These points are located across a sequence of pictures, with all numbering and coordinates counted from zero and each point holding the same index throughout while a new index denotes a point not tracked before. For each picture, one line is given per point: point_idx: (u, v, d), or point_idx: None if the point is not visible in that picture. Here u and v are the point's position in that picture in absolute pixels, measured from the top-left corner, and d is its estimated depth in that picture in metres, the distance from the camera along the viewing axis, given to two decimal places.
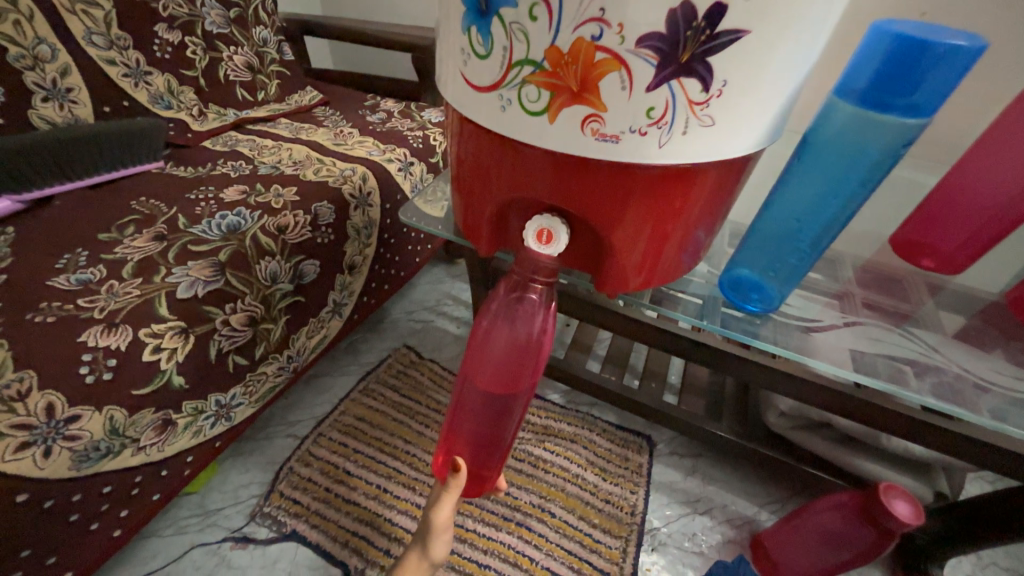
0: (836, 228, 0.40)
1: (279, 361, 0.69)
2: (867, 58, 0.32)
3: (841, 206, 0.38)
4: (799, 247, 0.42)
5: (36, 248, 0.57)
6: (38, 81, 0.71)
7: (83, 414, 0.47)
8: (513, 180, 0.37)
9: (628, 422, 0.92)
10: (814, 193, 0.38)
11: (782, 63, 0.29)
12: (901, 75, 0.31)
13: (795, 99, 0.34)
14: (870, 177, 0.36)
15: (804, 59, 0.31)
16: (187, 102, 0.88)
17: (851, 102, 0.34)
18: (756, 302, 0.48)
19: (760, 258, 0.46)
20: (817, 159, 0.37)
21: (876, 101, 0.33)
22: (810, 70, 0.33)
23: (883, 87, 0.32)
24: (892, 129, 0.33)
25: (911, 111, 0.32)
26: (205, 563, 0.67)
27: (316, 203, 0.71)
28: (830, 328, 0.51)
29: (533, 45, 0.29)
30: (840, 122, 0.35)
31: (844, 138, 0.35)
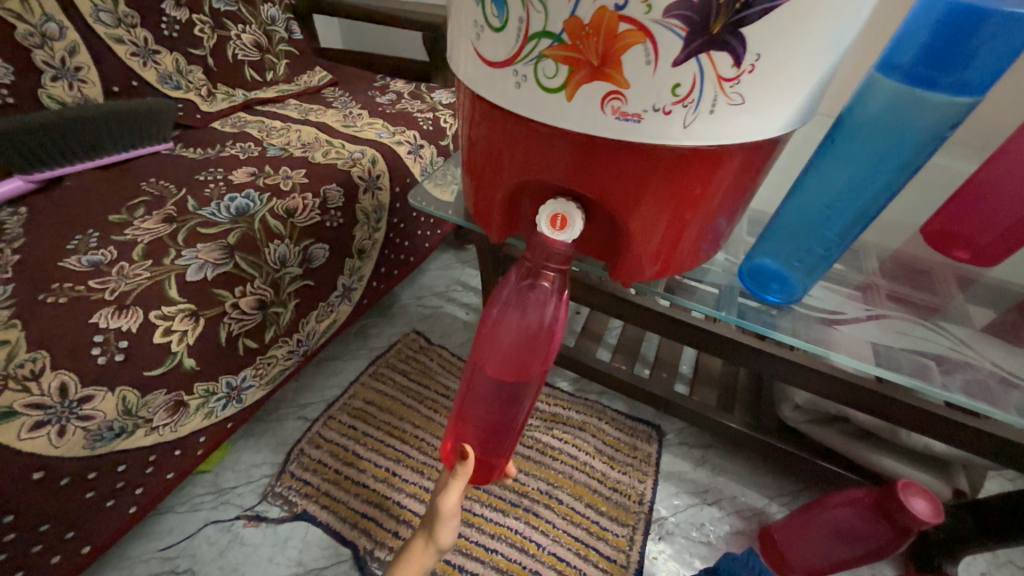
0: (869, 217, 0.38)
1: (289, 345, 0.69)
2: (915, 30, 0.30)
3: (876, 193, 0.36)
4: (827, 237, 0.40)
5: (48, 228, 0.57)
6: (47, 60, 0.70)
7: (95, 394, 0.47)
8: (527, 163, 0.35)
9: (637, 411, 0.91)
10: (846, 179, 0.36)
11: (820, 36, 0.27)
12: (954, 49, 0.29)
13: (831, 76, 0.32)
14: (909, 163, 0.34)
15: (844, 32, 0.28)
16: (195, 82, 0.87)
17: (895, 79, 0.31)
18: (777, 292, 0.46)
19: (783, 248, 0.44)
20: (853, 142, 0.35)
21: (921, 78, 0.30)
22: (850, 44, 0.30)
23: (931, 61, 0.30)
24: (938, 110, 0.31)
25: (960, 90, 0.30)
26: (219, 540, 0.69)
27: (324, 186, 0.70)
28: (853, 321, 0.50)
29: (551, 16, 0.27)
30: (880, 100, 0.32)
31: (883, 119, 0.33)
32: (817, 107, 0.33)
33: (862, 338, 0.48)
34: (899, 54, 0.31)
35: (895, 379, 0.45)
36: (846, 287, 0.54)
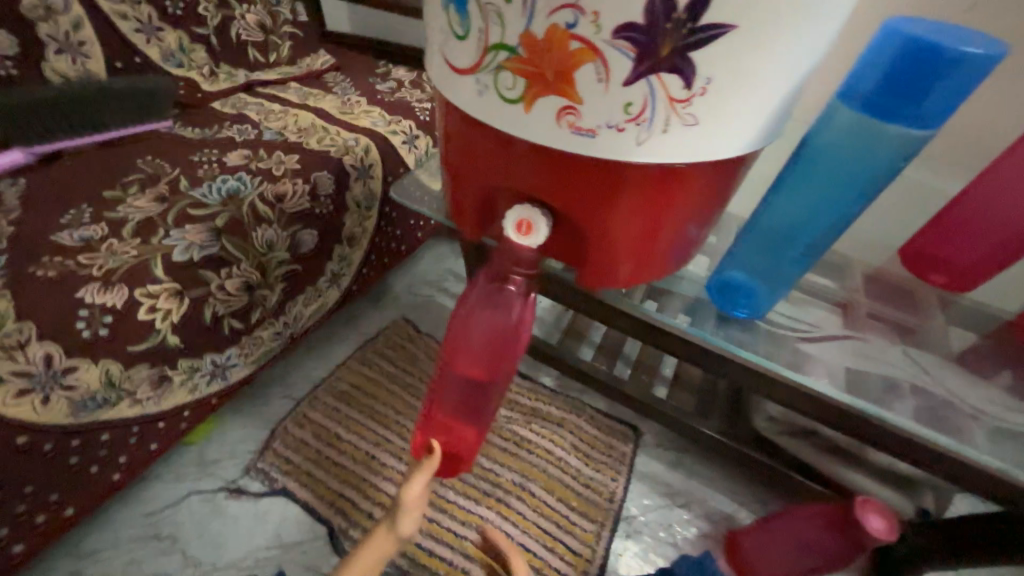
0: (827, 240, 0.38)
1: (274, 327, 0.71)
2: (876, 59, 0.30)
3: (836, 218, 0.36)
4: (788, 255, 0.41)
5: (45, 201, 0.58)
6: (52, 33, 0.72)
7: (78, 367, 0.49)
8: (500, 170, 0.36)
9: (616, 410, 0.92)
10: (807, 202, 0.36)
11: (772, 63, 0.27)
12: (912, 82, 0.29)
13: (790, 99, 0.32)
14: (866, 190, 0.34)
15: (799, 58, 0.28)
16: (198, 61, 0.88)
17: (855, 107, 0.31)
18: (744, 308, 0.47)
19: (748, 266, 0.44)
20: (813, 166, 0.35)
21: (880, 108, 0.30)
22: (808, 69, 0.30)
23: (888, 93, 0.30)
24: (894, 141, 0.31)
25: (917, 122, 0.30)
26: (201, 510, 0.71)
27: (315, 173, 0.71)
28: (818, 339, 0.50)
29: (507, 30, 0.27)
30: (840, 128, 0.32)
31: (843, 146, 0.33)
32: (778, 129, 0.34)
33: (823, 357, 0.49)
34: (860, 82, 0.31)
35: (854, 405, 0.44)
36: (817, 305, 0.54)
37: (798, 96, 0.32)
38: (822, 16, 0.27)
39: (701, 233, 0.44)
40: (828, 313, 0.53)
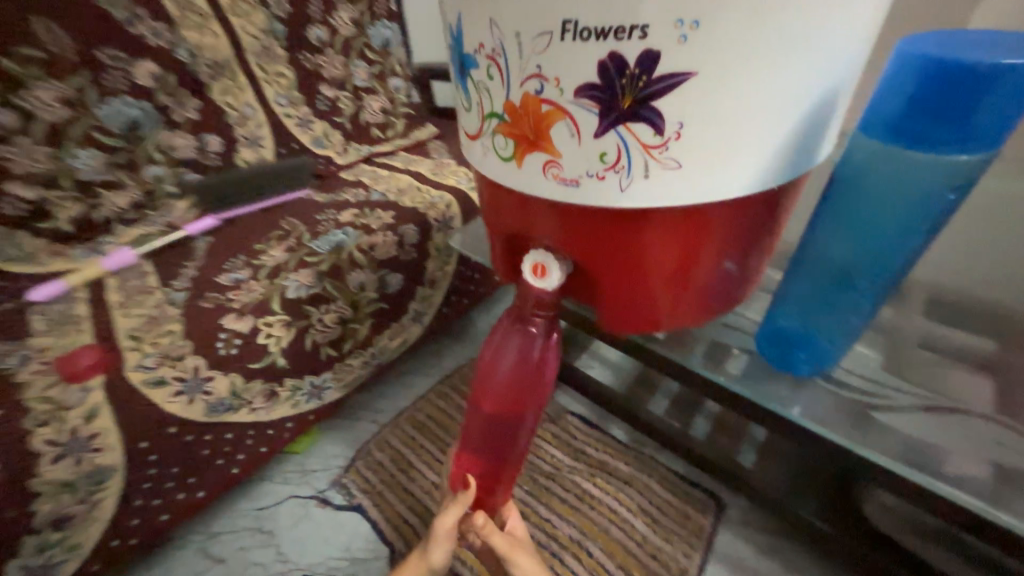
0: (893, 275, 0.37)
1: (363, 356, 0.82)
2: (894, 90, 0.32)
3: (888, 249, 0.36)
4: (848, 294, 0.39)
5: (220, 253, 0.79)
6: (244, 133, 0.97)
7: (214, 376, 0.64)
8: (522, 222, 0.38)
9: (696, 475, 0.83)
10: (853, 235, 0.37)
11: (749, 102, 0.26)
12: (940, 104, 0.31)
13: (801, 131, 0.29)
14: (923, 221, 0.34)
15: (790, 89, 0.27)
16: (335, 142, 1.10)
17: (882, 133, 0.34)
18: (804, 360, 0.45)
19: (803, 307, 0.43)
20: (857, 196, 0.36)
21: (917, 132, 0.32)
22: (814, 99, 0.28)
23: (915, 116, 0.32)
24: (941, 164, 0.32)
25: (966, 140, 0.31)
26: (295, 512, 0.83)
27: (403, 226, 0.83)
28: (896, 412, 0.46)
29: (493, 100, 0.31)
30: (870, 156, 0.35)
31: (884, 173, 0.34)
32: (795, 162, 0.31)
33: (899, 431, 0.44)
34: (882, 113, 0.33)
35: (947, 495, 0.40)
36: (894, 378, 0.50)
37: (811, 126, 0.30)
38: (804, 45, 0.26)
39: (739, 273, 0.40)
40: (910, 390, 0.49)
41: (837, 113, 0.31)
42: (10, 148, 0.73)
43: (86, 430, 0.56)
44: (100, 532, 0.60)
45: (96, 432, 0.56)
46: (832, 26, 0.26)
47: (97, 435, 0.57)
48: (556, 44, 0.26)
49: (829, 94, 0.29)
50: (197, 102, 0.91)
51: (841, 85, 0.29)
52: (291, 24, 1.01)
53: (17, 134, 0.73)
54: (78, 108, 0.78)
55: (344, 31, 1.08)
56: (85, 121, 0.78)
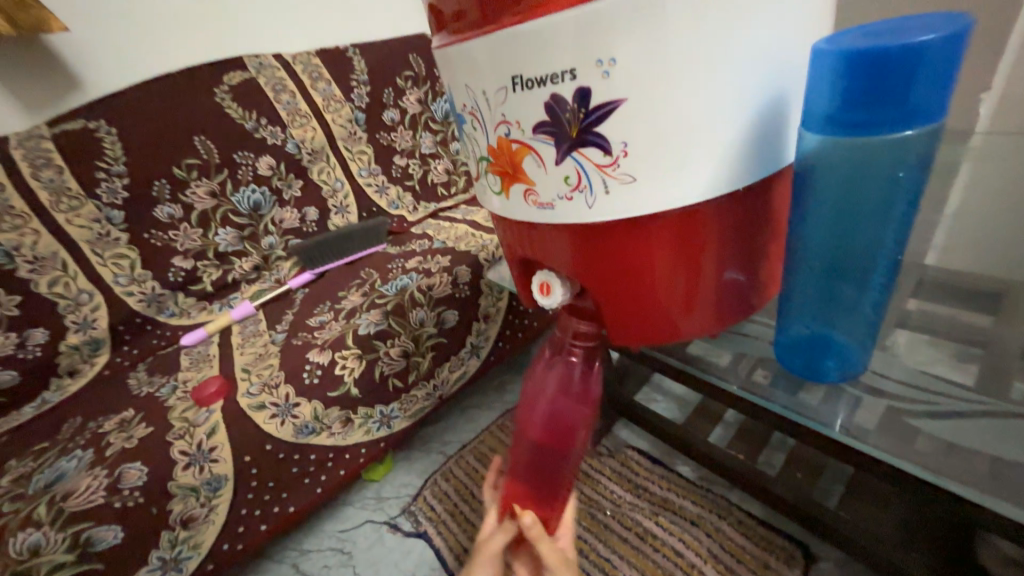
0: (886, 259, 0.34)
1: (426, 387, 0.90)
2: (819, 82, 0.30)
3: (874, 236, 0.33)
4: (844, 288, 0.37)
5: (312, 301, 0.95)
6: (336, 203, 1.18)
7: (300, 402, 0.76)
8: (537, 253, 0.40)
9: (778, 520, 0.74)
10: (834, 229, 0.34)
11: (682, 117, 0.30)
12: (872, 91, 0.28)
13: (750, 134, 0.31)
14: (893, 201, 0.32)
15: (724, 99, 0.30)
16: (407, 202, 1.27)
17: (823, 128, 0.31)
18: (834, 367, 0.40)
19: (808, 315, 0.40)
20: (814, 191, 0.34)
21: (855, 121, 0.30)
22: (753, 106, 0.31)
23: (850, 107, 0.29)
24: (888, 147, 0.30)
25: (910, 118, 0.28)
26: (370, 536, 0.89)
27: (458, 267, 0.92)
28: (935, 416, 0.42)
29: (480, 146, 0.37)
30: (820, 152, 0.32)
31: (840, 164, 0.32)
32: (757, 164, 0.33)
33: (945, 440, 0.40)
34: (815, 106, 0.31)
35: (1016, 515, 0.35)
36: (948, 385, 0.45)
37: (761, 129, 0.32)
38: (725, 60, 0.29)
39: (754, 280, 0.40)
40: (975, 398, 0.44)
41: (788, 115, 0.33)
42: (176, 232, 0.99)
43: (208, 443, 0.70)
44: (215, 535, 0.72)
45: (214, 445, 0.70)
46: (748, 41, 0.29)
47: (215, 448, 0.70)
48: (512, 95, 0.32)
49: (770, 98, 0.31)
50: (301, 182, 1.13)
51: (779, 90, 0.32)
52: (370, 111, 1.22)
53: (180, 221, 0.99)
54: (221, 197, 1.03)
55: (412, 110, 1.28)
56: (225, 206, 1.03)
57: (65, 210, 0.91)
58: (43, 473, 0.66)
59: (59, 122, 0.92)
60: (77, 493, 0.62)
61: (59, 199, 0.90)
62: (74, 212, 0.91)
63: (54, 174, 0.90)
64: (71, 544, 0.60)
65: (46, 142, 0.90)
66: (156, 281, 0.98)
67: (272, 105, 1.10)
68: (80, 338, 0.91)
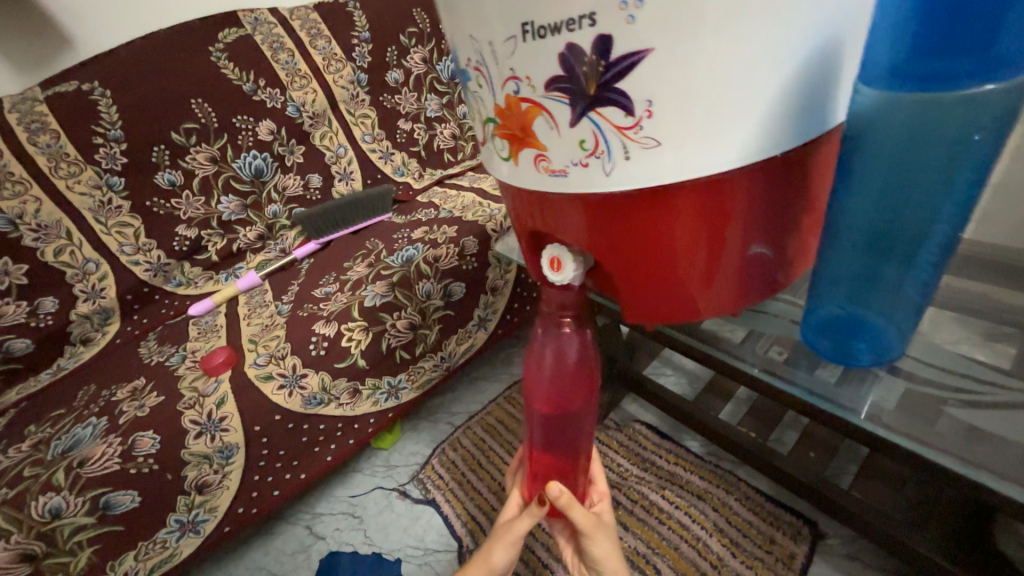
0: (938, 236, 0.31)
1: (434, 359, 0.89)
2: (885, 30, 0.27)
3: (926, 209, 0.30)
4: (883, 268, 0.33)
5: (318, 271, 0.93)
6: (339, 170, 1.14)
7: (308, 373, 0.76)
8: (549, 225, 0.36)
9: (786, 497, 0.73)
10: (880, 200, 0.31)
11: (718, 69, 0.26)
12: (948, 35, 0.24)
13: (793, 91, 0.27)
14: (955, 172, 0.28)
15: (765, 48, 0.25)
16: (413, 169, 1.22)
17: (883, 83, 0.28)
18: (864, 351, 0.37)
19: (840, 294, 0.37)
20: (863, 161, 0.30)
21: (921, 75, 0.26)
22: (800, 56, 0.27)
23: (919, 57, 0.26)
24: (960, 106, 0.26)
25: (986, 71, 0.25)
26: (380, 502, 0.92)
27: (465, 238, 0.90)
28: (963, 405, 0.40)
29: (486, 106, 0.33)
30: (876, 113, 0.28)
31: (898, 126, 0.28)
32: (801, 124, 0.29)
33: (969, 424, 0.39)
34: (878, 59, 0.28)
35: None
36: (982, 368, 0.42)
37: (807, 84, 0.28)
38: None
39: (783, 257, 0.36)
40: (1012, 383, 0.41)
41: (840, 66, 0.28)
42: (178, 200, 0.97)
43: (218, 413, 0.71)
44: (230, 500, 0.74)
45: (224, 415, 0.71)
46: None
47: (225, 418, 0.71)
48: (521, 46, 0.28)
49: (821, 46, 0.27)
50: (302, 148, 1.09)
51: (834, 37, 0.27)
52: (372, 72, 1.16)
53: (182, 189, 0.97)
54: (222, 164, 1.00)
55: (416, 71, 1.21)
56: (226, 173, 1.00)
57: (65, 176, 0.89)
58: (60, 440, 0.67)
59: (52, 84, 0.89)
60: (93, 460, 0.64)
61: (57, 165, 0.88)
62: (74, 179, 0.89)
63: (50, 139, 0.88)
64: (90, 508, 0.62)
65: (39, 104, 0.88)
66: (161, 249, 0.97)
67: (270, 65, 1.05)
68: (89, 307, 0.91)
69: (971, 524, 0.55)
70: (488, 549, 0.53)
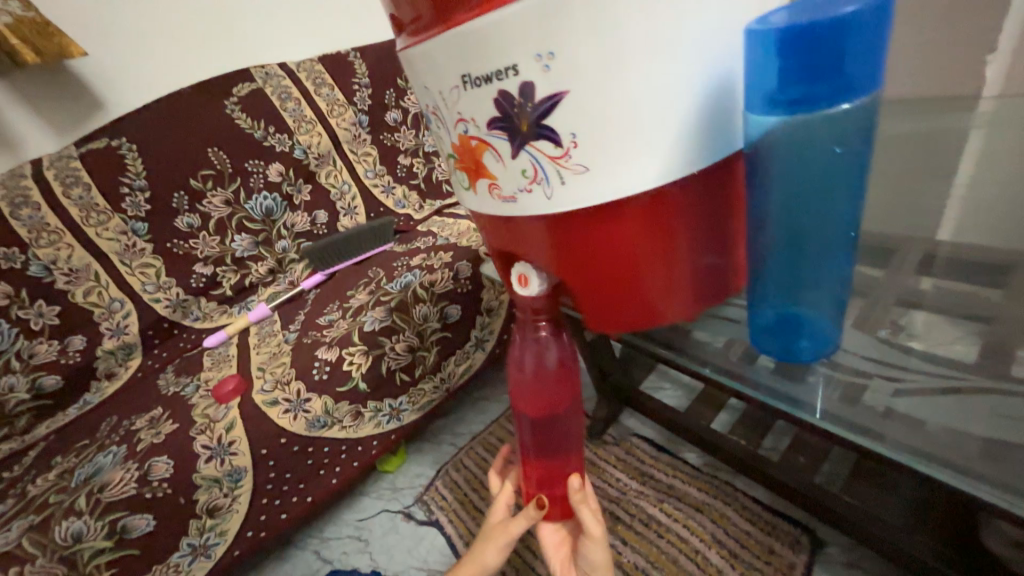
0: (845, 233, 0.34)
1: (433, 381, 0.93)
2: (758, 64, 0.30)
3: (831, 210, 0.33)
4: (811, 268, 0.36)
5: (323, 301, 0.99)
6: (344, 206, 1.21)
7: (311, 397, 0.80)
8: (516, 244, 0.39)
9: (785, 506, 0.73)
10: (796, 208, 0.34)
11: (627, 105, 0.30)
12: (807, 64, 0.28)
13: (696, 119, 0.32)
14: (840, 177, 0.32)
15: (664, 86, 0.30)
16: (413, 201, 1.29)
17: (768, 107, 0.31)
18: (807, 346, 0.40)
19: (780, 299, 0.38)
20: (773, 176, 0.33)
21: (795, 98, 0.30)
22: (698, 89, 0.31)
23: (791, 83, 0.29)
24: (831, 122, 0.30)
25: (843, 92, 0.29)
26: (386, 524, 0.93)
27: (459, 263, 0.94)
28: (910, 394, 0.41)
29: (445, 145, 0.38)
30: (773, 134, 0.32)
31: (792, 144, 0.32)
32: (712, 145, 0.33)
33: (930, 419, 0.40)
34: (753, 89, 0.31)
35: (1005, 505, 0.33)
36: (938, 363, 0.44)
37: (708, 113, 0.32)
38: (663, 48, 0.29)
39: (729, 264, 0.40)
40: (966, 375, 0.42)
41: (733, 99, 0.33)
42: (196, 240, 1.04)
43: (227, 438, 0.75)
44: (239, 523, 0.77)
45: (232, 439, 0.75)
46: (687, 27, 0.29)
47: (233, 442, 0.75)
48: (464, 94, 0.33)
49: (715, 82, 0.32)
50: (309, 187, 1.17)
51: (722, 76, 0.32)
52: (372, 114, 1.25)
53: (199, 230, 1.04)
54: (235, 206, 1.08)
55: (413, 110, 1.30)
56: (239, 214, 1.08)
57: (95, 224, 0.97)
58: (83, 468, 0.72)
59: (85, 143, 0.99)
60: (112, 485, 0.68)
61: (88, 214, 0.97)
62: (103, 226, 0.98)
63: (82, 191, 0.97)
64: (108, 532, 0.66)
65: (74, 161, 0.97)
66: (180, 287, 1.04)
67: (279, 114, 1.15)
68: (114, 343, 0.98)
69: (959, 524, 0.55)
70: (481, 549, 0.54)
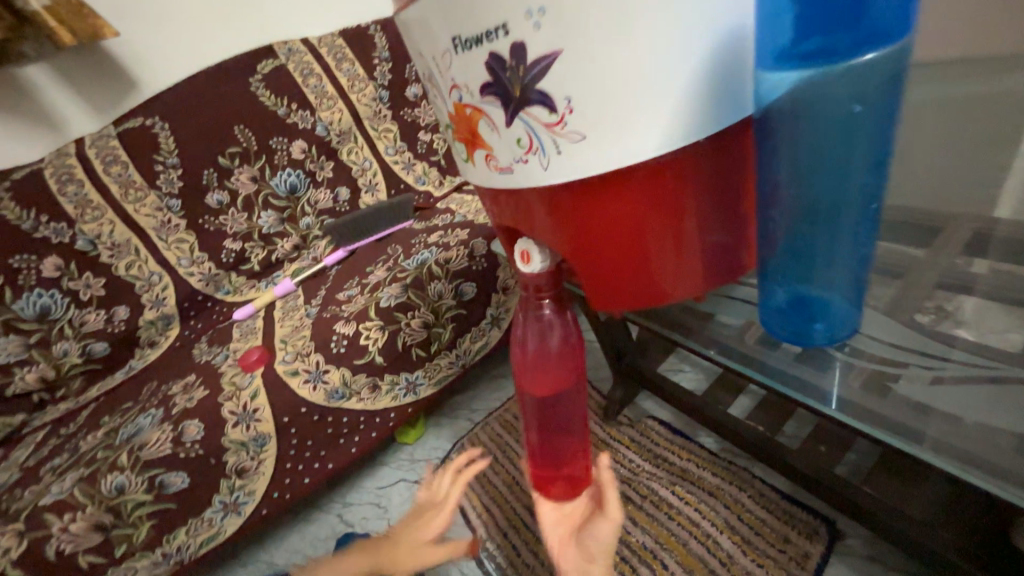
0: (871, 203, 0.31)
1: (449, 357, 0.94)
2: (771, 16, 0.28)
3: (854, 178, 0.30)
4: (832, 243, 0.33)
5: (343, 276, 1.01)
6: (366, 183, 1.22)
7: (330, 369, 0.83)
8: (515, 220, 0.38)
9: (804, 496, 0.70)
10: (813, 176, 0.31)
11: (625, 65, 0.28)
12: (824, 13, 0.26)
13: (704, 81, 0.29)
14: (864, 140, 0.29)
15: (667, 43, 0.27)
16: (433, 177, 1.28)
17: (783, 63, 0.28)
18: (824, 330, 0.37)
19: (797, 278, 0.35)
20: (787, 142, 0.31)
21: (813, 52, 0.27)
22: (705, 46, 0.28)
23: (809, 35, 0.27)
24: (852, 77, 0.27)
25: (865, 42, 0.26)
26: (404, 493, 0.97)
27: (474, 240, 0.93)
28: (934, 382, 0.38)
29: (442, 115, 0.37)
30: (787, 94, 0.29)
31: (808, 103, 0.29)
32: (721, 108, 0.30)
33: None
34: (765, 46, 0.29)
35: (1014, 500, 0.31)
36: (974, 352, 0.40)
37: (717, 74, 0.29)
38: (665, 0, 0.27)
39: (742, 241, 0.37)
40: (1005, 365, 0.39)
41: (746, 58, 0.30)
42: (225, 217, 1.08)
43: (252, 405, 0.79)
44: (265, 485, 0.81)
45: (257, 407, 0.79)
46: None
47: (258, 409, 0.79)
48: (456, 58, 0.31)
49: (724, 39, 0.29)
50: (331, 163, 1.18)
51: (734, 33, 0.29)
52: (392, 89, 1.24)
53: (228, 207, 1.08)
54: (261, 182, 1.10)
55: None
56: (265, 191, 1.11)
57: (133, 201, 1.02)
58: (126, 428, 0.78)
59: (121, 122, 1.03)
60: (150, 444, 0.73)
61: (127, 191, 1.02)
62: (140, 203, 1.03)
63: (121, 169, 1.02)
64: (147, 486, 0.72)
65: (112, 140, 1.02)
66: (211, 261, 1.08)
67: (302, 90, 1.16)
68: (153, 313, 1.03)
69: (988, 521, 0.51)
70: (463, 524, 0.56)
